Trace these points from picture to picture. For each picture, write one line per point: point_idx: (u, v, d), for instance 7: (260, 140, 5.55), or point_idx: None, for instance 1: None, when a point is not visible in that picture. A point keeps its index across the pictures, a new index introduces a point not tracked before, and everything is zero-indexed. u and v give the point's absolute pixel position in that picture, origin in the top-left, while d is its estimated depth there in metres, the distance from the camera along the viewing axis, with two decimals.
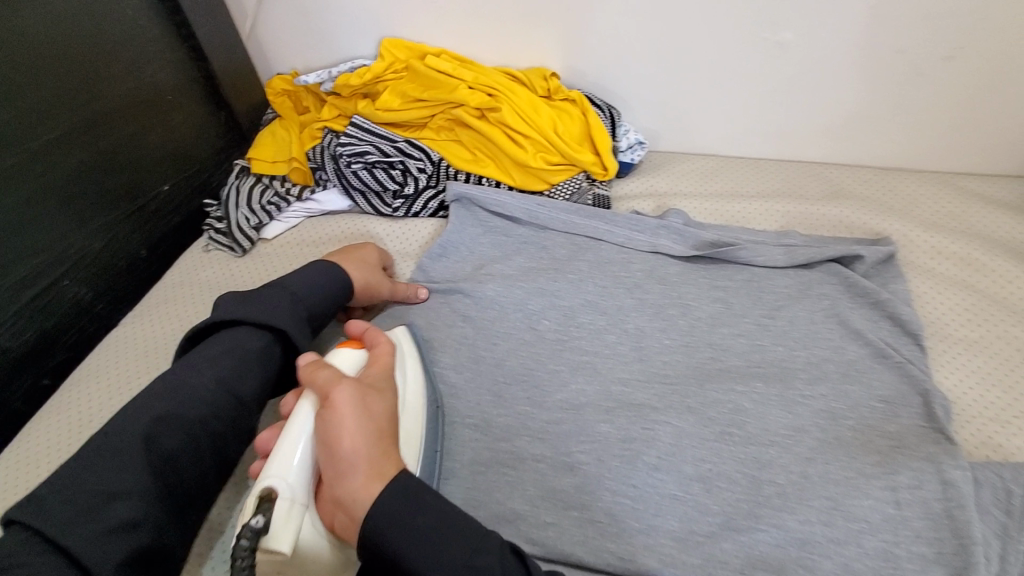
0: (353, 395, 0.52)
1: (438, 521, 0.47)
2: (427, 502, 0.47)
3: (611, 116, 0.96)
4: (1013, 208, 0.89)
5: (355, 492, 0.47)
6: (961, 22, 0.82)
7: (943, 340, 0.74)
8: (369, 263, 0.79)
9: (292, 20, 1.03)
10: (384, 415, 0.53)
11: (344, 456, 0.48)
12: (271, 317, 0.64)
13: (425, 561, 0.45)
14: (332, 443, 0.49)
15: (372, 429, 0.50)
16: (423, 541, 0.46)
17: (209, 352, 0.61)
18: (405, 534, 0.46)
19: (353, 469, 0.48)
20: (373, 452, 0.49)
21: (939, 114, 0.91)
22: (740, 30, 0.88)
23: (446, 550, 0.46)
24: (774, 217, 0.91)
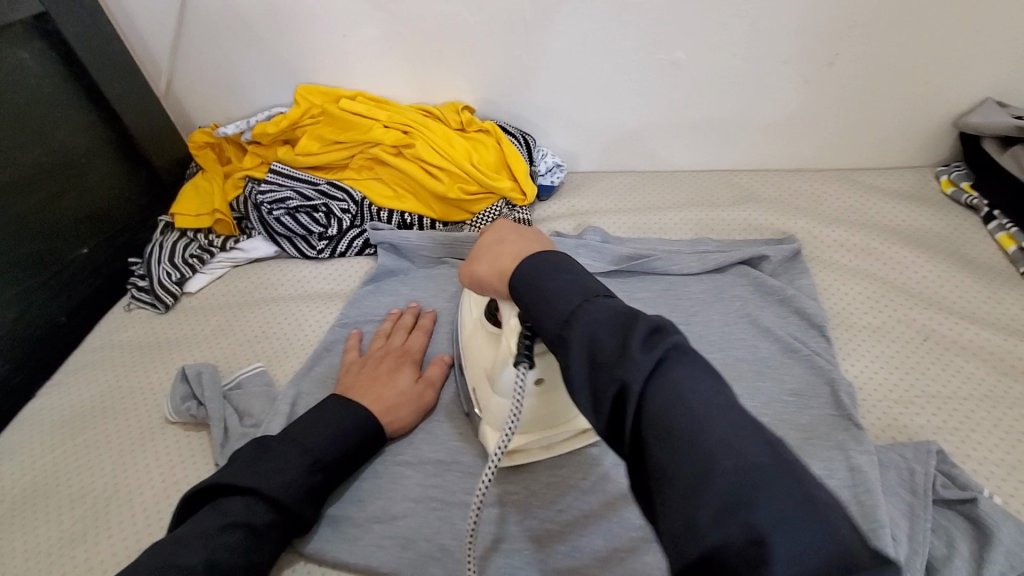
0: (490, 232, 0.61)
1: (558, 260, 0.49)
2: (546, 269, 0.48)
3: (526, 143, 0.99)
4: (904, 196, 0.96)
5: (497, 273, 0.54)
6: (835, 31, 0.87)
7: (849, 328, 0.77)
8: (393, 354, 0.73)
9: (207, 76, 1.05)
10: (497, 235, 0.59)
11: (488, 260, 0.56)
12: (273, 487, 0.55)
13: (543, 307, 0.45)
14: (477, 279, 0.58)
15: (487, 250, 0.57)
16: (540, 293, 0.46)
17: (199, 525, 0.51)
18: (533, 291, 0.47)
19: (489, 282, 0.56)
20: (496, 255, 0.56)
21: (828, 115, 0.97)
22: (636, 52, 0.93)
23: (557, 290, 0.45)
24: (689, 225, 0.95)
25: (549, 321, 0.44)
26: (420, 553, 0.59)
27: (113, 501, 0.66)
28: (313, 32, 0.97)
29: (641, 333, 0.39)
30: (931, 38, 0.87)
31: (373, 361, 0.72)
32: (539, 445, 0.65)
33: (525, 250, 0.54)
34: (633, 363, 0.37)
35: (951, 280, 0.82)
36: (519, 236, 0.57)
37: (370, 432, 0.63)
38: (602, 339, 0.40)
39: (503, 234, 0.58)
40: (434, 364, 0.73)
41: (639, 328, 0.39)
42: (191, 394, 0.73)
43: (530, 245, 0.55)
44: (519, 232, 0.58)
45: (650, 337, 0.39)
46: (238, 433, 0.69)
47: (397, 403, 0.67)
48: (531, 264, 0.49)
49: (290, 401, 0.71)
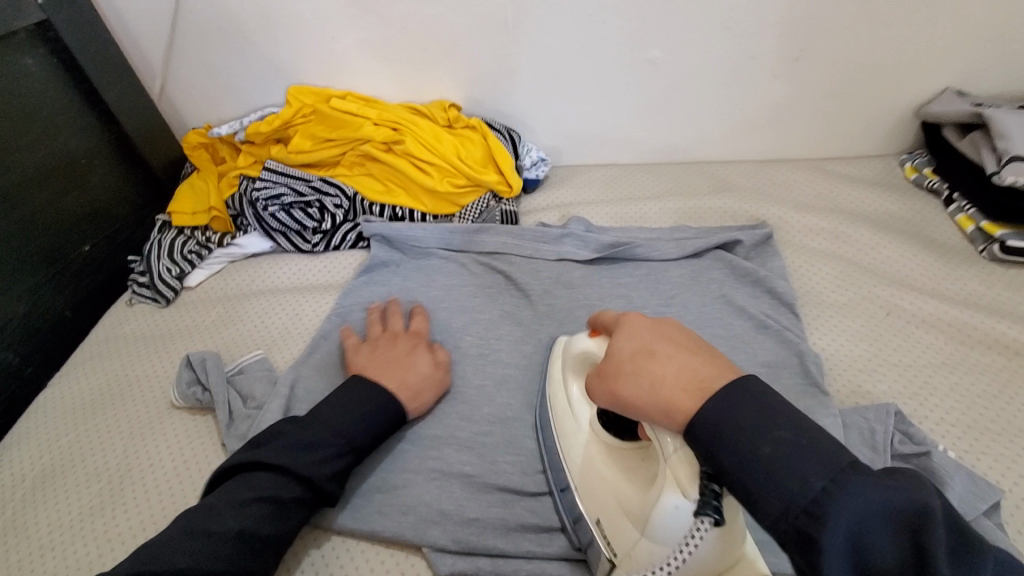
0: (618, 331, 0.52)
1: (753, 395, 0.41)
2: (746, 406, 0.41)
3: (511, 138, 1.04)
4: (869, 183, 1.01)
5: (664, 404, 0.44)
6: (800, 27, 0.92)
7: (818, 306, 0.82)
8: (406, 337, 0.76)
9: (201, 78, 1.08)
10: (639, 344, 0.49)
11: (638, 380, 0.46)
12: (303, 465, 0.57)
13: (789, 478, 0.37)
14: (621, 400, 0.48)
15: (643, 364, 0.47)
16: (782, 461, 0.38)
17: (231, 494, 0.55)
18: (750, 448, 0.39)
19: (658, 415, 0.45)
20: (651, 373, 0.46)
21: (797, 107, 1.02)
22: (614, 50, 0.97)
23: (807, 459, 0.37)
24: (668, 214, 1.00)
25: (794, 496, 0.36)
26: (420, 518, 0.63)
27: (125, 480, 0.69)
28: (303, 36, 1.00)
29: (935, 536, 0.33)
30: (887, 33, 0.92)
31: (387, 343, 0.74)
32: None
33: (696, 369, 0.45)
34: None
35: (913, 259, 0.87)
36: (674, 348, 0.47)
37: (397, 414, 0.66)
38: (879, 545, 0.35)
39: (645, 340, 0.49)
40: (447, 347, 0.76)
41: (933, 533, 0.34)
42: (195, 379, 0.76)
43: (699, 363, 0.45)
44: (665, 335, 0.49)
45: (943, 543, 0.34)
46: (242, 414, 0.72)
47: (421, 385, 0.70)
48: (721, 403, 0.42)
49: (291, 384, 0.75)
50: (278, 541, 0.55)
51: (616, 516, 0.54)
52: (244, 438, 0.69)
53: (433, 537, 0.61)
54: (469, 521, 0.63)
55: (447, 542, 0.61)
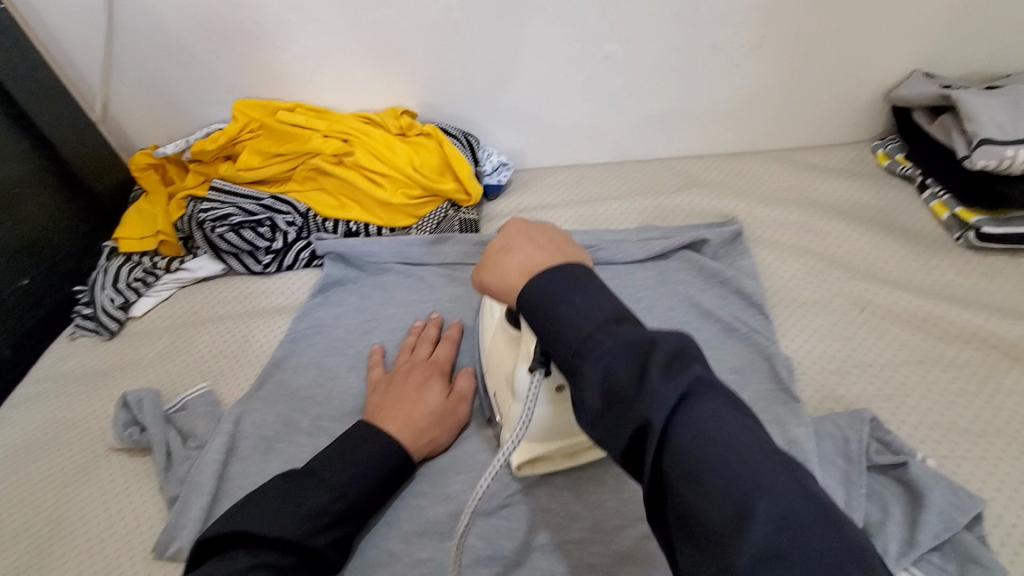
0: (499, 231, 0.54)
1: (576, 281, 0.44)
2: (574, 274, 0.45)
3: (468, 143, 0.99)
4: (841, 173, 0.97)
5: (506, 282, 0.49)
6: (760, 15, 0.88)
7: (789, 305, 0.78)
8: (420, 368, 0.69)
9: (143, 96, 1.03)
10: (511, 237, 0.52)
11: (495, 272, 0.51)
12: (306, 532, 0.51)
13: (563, 326, 0.42)
14: (482, 283, 0.53)
15: (499, 253, 0.51)
16: (566, 303, 0.43)
17: (226, 561, 0.47)
18: (558, 300, 0.43)
19: (499, 291, 0.50)
20: (501, 261, 0.51)
21: (763, 98, 0.98)
22: (570, 47, 0.93)
23: (587, 304, 0.42)
24: (634, 214, 0.96)
25: (574, 344, 0.41)
26: (368, 560, 0.58)
27: (56, 533, 0.64)
28: (246, 48, 0.96)
29: (661, 361, 0.37)
30: (850, 17, 0.89)
31: (399, 377, 0.68)
32: (561, 453, 0.64)
33: (535, 260, 0.48)
34: (655, 399, 0.36)
35: (887, 251, 0.84)
36: (531, 244, 0.50)
37: (404, 459, 0.60)
38: (619, 370, 0.38)
39: (511, 238, 0.51)
40: (462, 376, 0.70)
41: (659, 361, 0.37)
42: (134, 420, 0.72)
43: (541, 256, 0.48)
44: (529, 237, 0.51)
45: (669, 366, 0.37)
46: (181, 455, 0.68)
47: (429, 423, 0.64)
48: (545, 285, 0.44)
49: (236, 419, 0.70)
50: None
51: (503, 387, 0.63)
52: (184, 480, 0.65)
53: None
54: (421, 562, 0.58)
55: None
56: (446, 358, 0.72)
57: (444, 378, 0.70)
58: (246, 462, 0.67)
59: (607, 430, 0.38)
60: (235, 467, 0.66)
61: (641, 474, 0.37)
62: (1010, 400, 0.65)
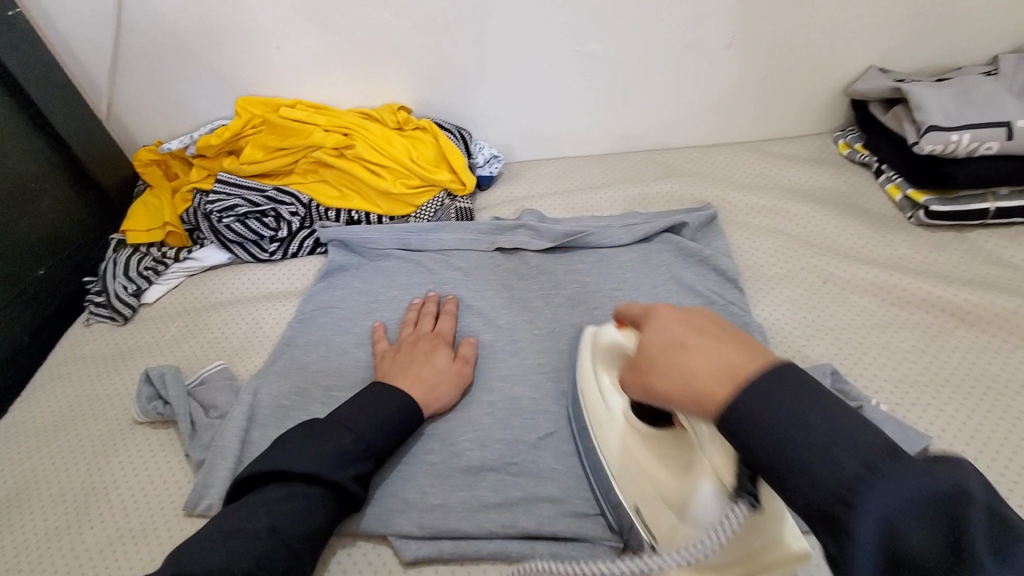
0: (648, 326, 0.47)
1: (792, 389, 0.37)
2: (799, 388, 0.37)
3: (461, 137, 1.05)
4: (807, 161, 1.06)
5: (694, 393, 0.40)
6: (731, 16, 0.96)
7: (760, 280, 0.86)
8: (427, 337, 0.77)
9: (148, 94, 1.07)
10: (676, 328, 0.44)
11: (669, 375, 0.42)
12: (331, 471, 0.57)
13: (818, 456, 0.34)
14: (650, 391, 0.44)
15: (675, 350, 0.42)
16: (800, 423, 0.35)
17: (264, 496, 0.55)
18: (780, 423, 0.36)
19: (687, 403, 0.41)
20: (691, 363, 0.41)
21: (735, 93, 1.06)
22: (557, 46, 1.00)
23: (826, 422, 0.35)
24: (618, 201, 1.03)
25: (830, 480, 0.33)
26: (386, 509, 0.64)
27: (91, 497, 0.69)
28: (249, 47, 1.01)
29: (985, 531, 0.29)
30: (813, 16, 0.96)
31: (409, 344, 0.76)
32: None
33: (729, 359, 0.40)
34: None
35: (849, 230, 0.92)
36: (707, 336, 0.42)
37: (419, 408, 0.67)
38: (913, 540, 0.30)
39: (675, 331, 0.43)
40: (464, 346, 0.78)
41: (977, 520, 0.29)
42: (157, 395, 0.77)
43: (731, 352, 0.40)
44: (698, 327, 0.43)
45: (992, 532, 0.29)
46: (205, 424, 0.73)
47: (437, 380, 0.71)
48: (754, 401, 0.37)
49: (253, 391, 0.76)
50: (311, 539, 0.54)
51: (655, 503, 0.54)
52: (209, 446, 0.71)
53: (399, 526, 0.63)
54: (434, 508, 0.65)
55: (413, 528, 0.63)
56: (449, 327, 0.80)
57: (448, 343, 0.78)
58: (266, 429, 0.72)
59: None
60: (256, 433, 0.71)
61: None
62: (954, 354, 0.74)
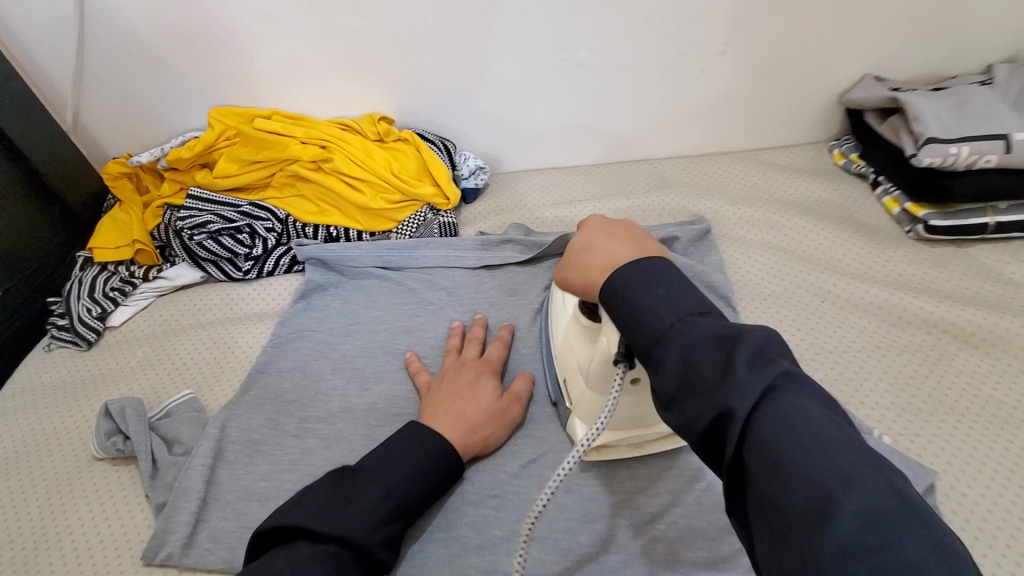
0: (579, 230, 0.56)
1: (657, 269, 0.45)
2: (662, 270, 0.45)
3: (445, 148, 1.02)
4: (801, 171, 1.03)
5: (588, 274, 0.51)
6: (721, 22, 0.93)
7: (755, 298, 0.83)
8: (474, 366, 0.72)
9: (117, 105, 1.03)
10: (594, 233, 0.54)
11: (577, 262, 0.53)
12: (360, 531, 0.51)
13: (644, 311, 0.43)
14: (567, 280, 0.55)
15: (585, 244, 0.53)
16: (645, 285, 0.44)
17: (289, 553, 0.48)
18: (637, 284, 0.44)
19: (585, 282, 0.51)
20: (593, 259, 0.51)
21: (726, 101, 1.03)
22: (542, 53, 0.96)
23: (667, 291, 0.43)
24: (607, 215, 1.00)
25: (656, 324, 0.42)
26: None
27: (43, 544, 0.65)
28: (222, 55, 0.97)
29: (746, 354, 0.37)
30: (807, 23, 0.94)
31: (453, 374, 0.70)
32: (629, 441, 0.65)
33: (616, 255, 0.49)
34: (735, 387, 0.36)
35: (845, 245, 0.89)
36: (610, 239, 0.52)
37: (459, 453, 0.61)
38: (701, 364, 0.38)
39: (590, 234, 0.53)
40: (517, 380, 0.72)
41: (745, 353, 0.37)
42: (116, 429, 0.72)
43: (621, 249, 0.50)
44: (609, 231, 0.53)
45: (753, 358, 0.37)
46: (167, 461, 0.69)
47: (481, 418, 0.65)
48: (626, 275, 0.46)
49: (222, 424, 0.71)
50: None
51: (575, 377, 0.64)
52: (172, 487, 0.66)
53: None
54: (413, 552, 0.60)
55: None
56: (496, 355, 0.74)
57: (494, 373, 0.72)
58: (234, 466, 0.68)
59: (687, 414, 0.38)
60: (223, 472, 0.67)
61: (721, 462, 0.37)
62: (955, 378, 0.71)
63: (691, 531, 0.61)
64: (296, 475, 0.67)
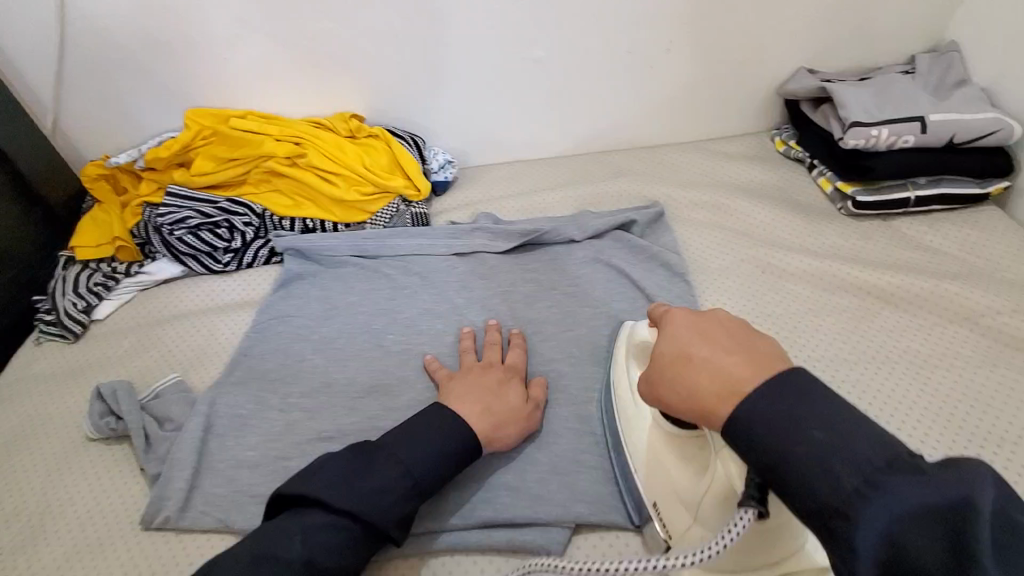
0: (664, 334, 0.54)
1: (795, 402, 0.43)
2: (815, 399, 0.43)
3: (415, 143, 1.07)
4: (747, 157, 1.11)
5: (701, 405, 0.47)
6: (668, 21, 1.01)
7: (706, 272, 0.90)
8: (502, 368, 0.74)
9: (95, 108, 1.06)
10: (691, 341, 0.51)
11: (678, 382, 0.50)
12: (371, 509, 0.53)
13: (798, 457, 0.40)
14: (665, 397, 0.52)
15: (693, 357, 0.49)
16: (802, 427, 0.41)
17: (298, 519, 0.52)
18: (785, 422, 0.42)
19: (696, 409, 0.48)
20: (705, 385, 0.47)
21: (676, 95, 1.11)
22: (504, 52, 1.03)
23: (824, 429, 0.41)
24: (570, 202, 1.06)
25: (826, 473, 0.39)
26: None
27: (41, 517, 0.68)
28: (198, 58, 1.01)
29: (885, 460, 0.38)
30: (746, 21, 1.02)
31: (481, 370, 0.72)
32: (739, 571, 0.58)
33: (734, 374, 0.46)
34: (845, 454, 0.39)
35: (787, 222, 0.97)
36: (714, 349, 0.49)
37: (476, 446, 0.62)
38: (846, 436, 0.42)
39: (685, 343, 0.51)
40: (534, 386, 0.73)
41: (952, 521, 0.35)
42: (109, 410, 0.75)
43: (734, 364, 0.47)
44: (707, 337, 0.50)
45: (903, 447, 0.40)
46: (159, 437, 0.72)
47: (505, 419, 0.66)
48: (754, 410, 0.43)
49: (210, 402, 0.75)
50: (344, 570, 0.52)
51: (672, 501, 0.59)
52: (164, 459, 0.70)
53: None
54: None
55: None
56: (522, 359, 0.76)
57: (519, 376, 0.74)
58: (223, 438, 0.72)
59: (822, 512, 0.39)
60: (213, 444, 0.72)
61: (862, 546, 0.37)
62: (879, 333, 0.79)
63: None
64: (282, 443, 0.72)
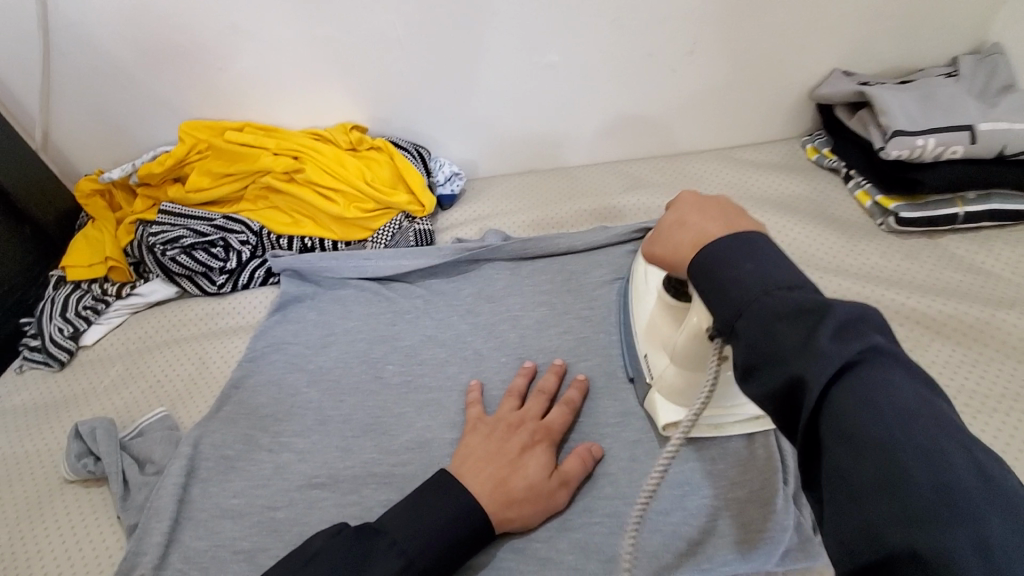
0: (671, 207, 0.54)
1: (753, 243, 0.42)
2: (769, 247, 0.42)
3: (421, 155, 1.01)
4: (775, 167, 1.03)
5: (674, 257, 0.49)
6: (690, 21, 0.93)
7: None
8: (531, 427, 0.64)
9: (87, 122, 1.01)
10: (693, 210, 0.50)
11: (661, 243, 0.51)
12: None
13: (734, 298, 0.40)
14: (654, 258, 0.52)
15: (686, 219, 0.49)
16: (742, 257, 0.41)
17: None
18: (734, 260, 0.41)
19: (673, 261, 0.49)
20: (687, 240, 0.48)
21: (698, 100, 1.03)
22: (513, 57, 0.96)
23: (762, 263, 0.41)
24: (585, 217, 1.00)
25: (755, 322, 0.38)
26: None
27: (12, 570, 0.64)
28: (192, 68, 0.96)
29: (830, 326, 0.35)
30: (775, 20, 0.94)
31: (506, 431, 0.63)
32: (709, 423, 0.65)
33: (708, 232, 0.46)
34: (777, 288, 0.39)
35: (821, 239, 0.89)
36: (704, 215, 0.48)
37: (485, 531, 0.55)
38: (778, 334, 0.36)
39: (683, 212, 0.50)
40: (574, 456, 0.63)
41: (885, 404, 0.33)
42: (87, 450, 0.71)
43: (715, 227, 0.46)
44: (702, 208, 0.50)
45: (841, 330, 0.35)
46: (138, 482, 0.68)
47: (524, 498, 0.58)
48: (719, 252, 0.43)
49: (194, 442, 0.70)
50: None
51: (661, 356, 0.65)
52: (142, 508, 0.65)
53: None
54: None
55: None
56: (558, 418, 0.66)
57: (552, 439, 0.64)
58: (207, 484, 0.67)
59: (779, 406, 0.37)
60: (196, 490, 0.67)
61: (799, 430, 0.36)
62: (928, 369, 0.71)
63: (672, 537, 0.60)
64: (270, 490, 0.66)
